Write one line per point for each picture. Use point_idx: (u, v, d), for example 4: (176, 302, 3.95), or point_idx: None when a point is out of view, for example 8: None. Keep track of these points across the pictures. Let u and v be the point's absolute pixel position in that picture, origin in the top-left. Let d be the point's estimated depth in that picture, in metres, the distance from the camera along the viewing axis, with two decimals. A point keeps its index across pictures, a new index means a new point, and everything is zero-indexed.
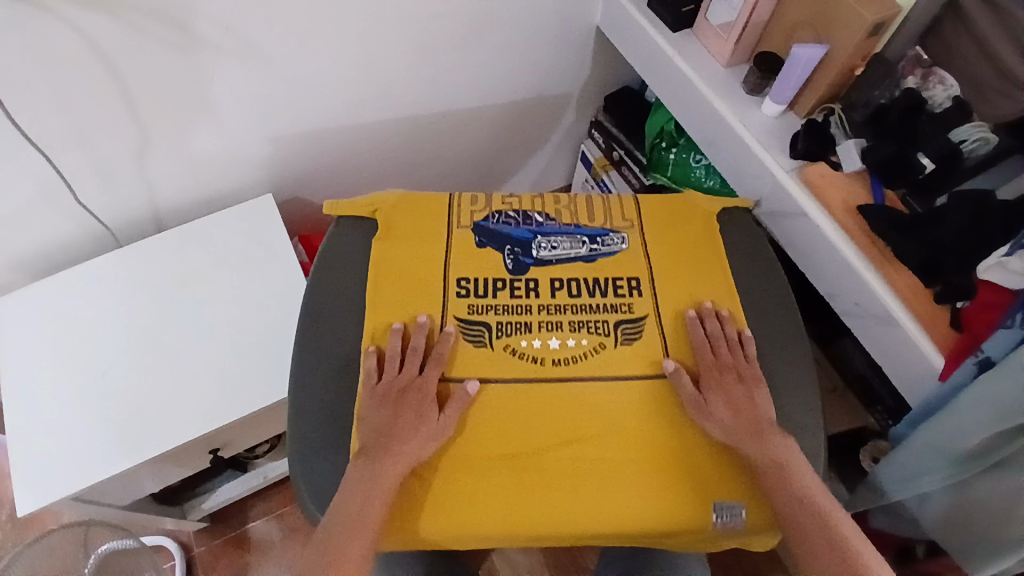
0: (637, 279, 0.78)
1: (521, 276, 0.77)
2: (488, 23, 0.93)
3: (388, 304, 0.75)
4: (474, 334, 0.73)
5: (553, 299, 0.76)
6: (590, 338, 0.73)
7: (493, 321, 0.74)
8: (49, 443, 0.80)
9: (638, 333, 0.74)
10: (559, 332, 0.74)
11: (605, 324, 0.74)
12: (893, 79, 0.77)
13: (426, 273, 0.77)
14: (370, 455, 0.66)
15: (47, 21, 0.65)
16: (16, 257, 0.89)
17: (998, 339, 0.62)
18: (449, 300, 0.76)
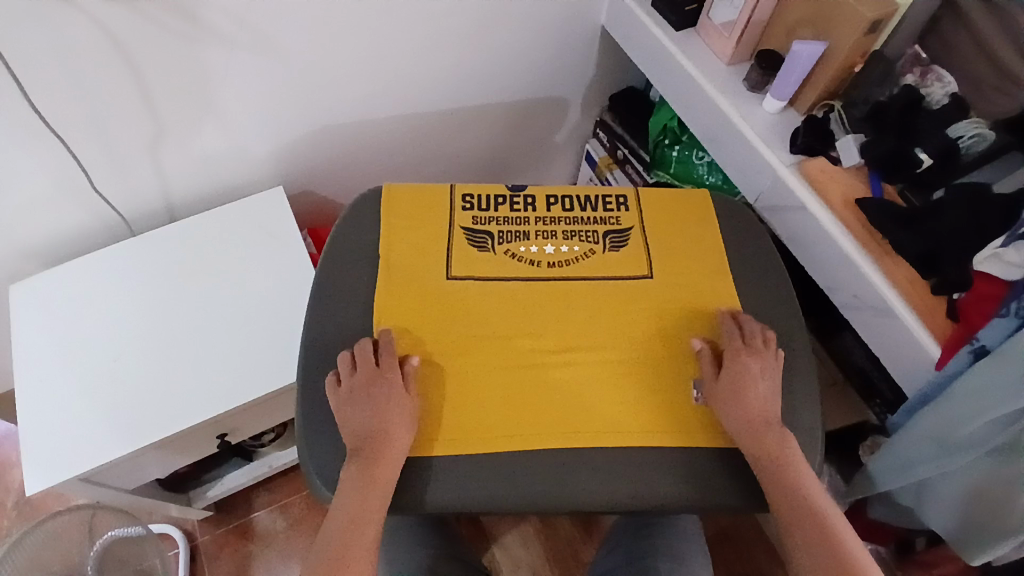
0: (624, 199, 0.85)
1: (520, 193, 0.84)
2: (496, 21, 0.95)
3: (400, 229, 0.81)
4: (478, 240, 0.80)
5: (549, 212, 0.82)
6: (581, 245, 0.80)
7: (495, 230, 0.81)
8: (61, 423, 0.81)
9: (625, 242, 0.81)
10: (554, 240, 0.81)
11: (595, 234, 0.81)
12: (892, 79, 0.79)
13: (432, 190, 0.84)
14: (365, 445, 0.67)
15: (68, 12, 0.67)
16: (32, 244, 0.91)
17: (994, 327, 0.63)
18: (455, 211, 0.82)
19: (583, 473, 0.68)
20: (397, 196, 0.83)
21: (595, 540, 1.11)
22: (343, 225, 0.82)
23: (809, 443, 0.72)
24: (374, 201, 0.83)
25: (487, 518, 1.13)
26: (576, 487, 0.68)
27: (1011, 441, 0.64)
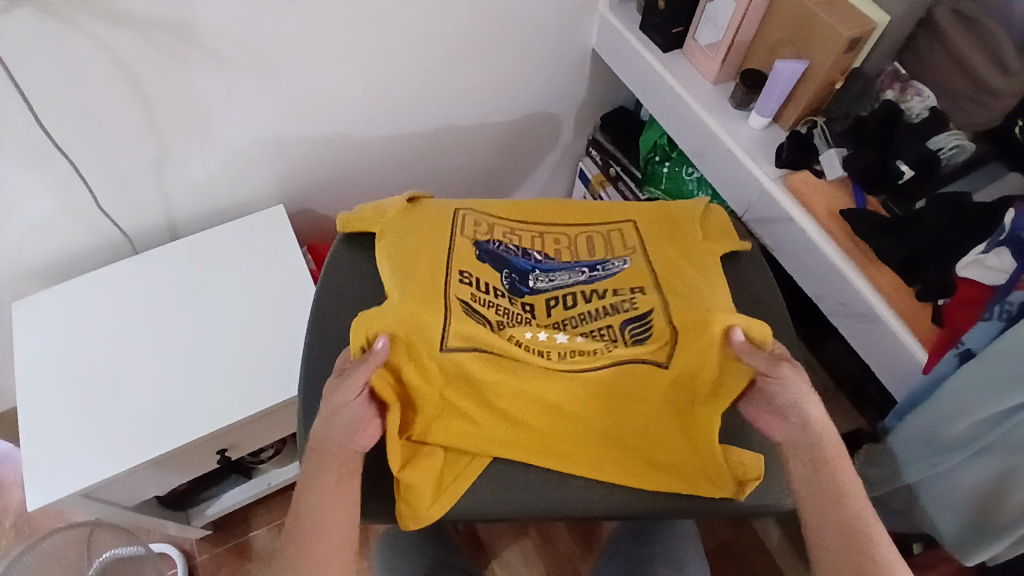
0: (641, 287, 0.73)
1: (516, 300, 0.72)
2: (489, 44, 0.99)
3: (393, 304, 0.67)
4: (479, 317, 0.69)
5: (550, 318, 0.72)
6: (588, 340, 0.70)
7: (494, 316, 0.70)
8: (63, 437, 0.82)
9: (647, 330, 0.70)
10: (563, 330, 0.71)
11: (610, 329, 0.71)
12: (871, 94, 0.85)
13: (429, 247, 0.73)
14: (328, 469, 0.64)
15: (76, 34, 0.70)
16: (36, 263, 0.93)
17: (979, 330, 0.66)
18: (450, 284, 0.70)
19: (574, 488, 0.69)
20: (391, 230, 0.77)
21: (594, 553, 1.11)
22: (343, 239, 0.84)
23: None
24: None
25: (487, 533, 1.13)
26: (568, 498, 0.69)
27: (999, 441, 0.66)
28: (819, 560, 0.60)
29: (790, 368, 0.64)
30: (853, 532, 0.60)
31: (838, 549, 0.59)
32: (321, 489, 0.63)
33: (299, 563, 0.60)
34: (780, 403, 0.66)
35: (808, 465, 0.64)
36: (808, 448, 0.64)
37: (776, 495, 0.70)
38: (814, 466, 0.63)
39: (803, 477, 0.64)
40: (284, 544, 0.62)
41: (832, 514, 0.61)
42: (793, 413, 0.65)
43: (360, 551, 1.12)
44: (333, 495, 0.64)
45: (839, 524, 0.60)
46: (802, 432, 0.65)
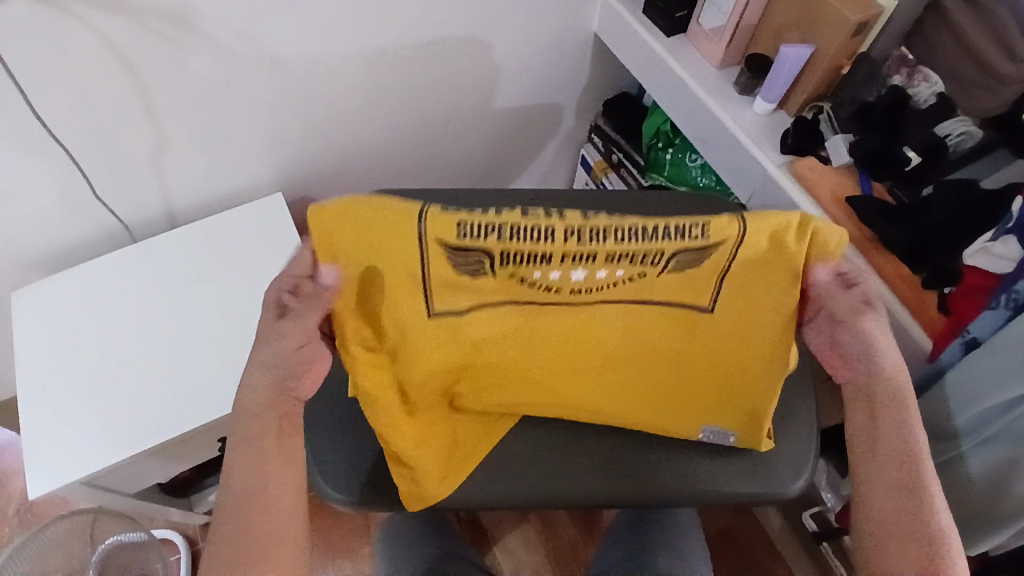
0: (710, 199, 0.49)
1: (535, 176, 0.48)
2: (488, 30, 0.97)
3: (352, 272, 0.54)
4: (469, 265, 0.52)
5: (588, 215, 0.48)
6: (627, 270, 0.52)
7: (496, 252, 0.49)
8: (63, 428, 0.82)
9: (696, 263, 0.52)
10: (588, 264, 0.51)
11: (658, 257, 0.50)
12: (879, 79, 0.80)
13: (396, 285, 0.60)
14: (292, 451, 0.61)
15: (72, 23, 0.69)
16: (35, 252, 0.92)
17: (985, 319, 0.65)
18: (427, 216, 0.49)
19: (576, 478, 0.69)
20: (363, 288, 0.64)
21: (595, 540, 1.12)
22: None
23: (802, 436, 0.72)
24: None
25: (488, 520, 1.14)
26: (570, 487, 0.69)
27: (1004, 430, 0.66)
28: (868, 512, 0.59)
29: (873, 322, 0.60)
30: (911, 491, 0.58)
31: (894, 507, 0.58)
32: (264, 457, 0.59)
33: (248, 542, 0.56)
34: (852, 352, 0.62)
35: (868, 415, 0.62)
36: (869, 398, 0.62)
37: (778, 484, 0.70)
38: (875, 425, 0.61)
39: (862, 430, 0.62)
40: (221, 523, 0.57)
41: (891, 468, 0.59)
42: (863, 361, 0.62)
43: (361, 539, 1.12)
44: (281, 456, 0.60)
45: (898, 480, 0.59)
46: (874, 379, 0.62)
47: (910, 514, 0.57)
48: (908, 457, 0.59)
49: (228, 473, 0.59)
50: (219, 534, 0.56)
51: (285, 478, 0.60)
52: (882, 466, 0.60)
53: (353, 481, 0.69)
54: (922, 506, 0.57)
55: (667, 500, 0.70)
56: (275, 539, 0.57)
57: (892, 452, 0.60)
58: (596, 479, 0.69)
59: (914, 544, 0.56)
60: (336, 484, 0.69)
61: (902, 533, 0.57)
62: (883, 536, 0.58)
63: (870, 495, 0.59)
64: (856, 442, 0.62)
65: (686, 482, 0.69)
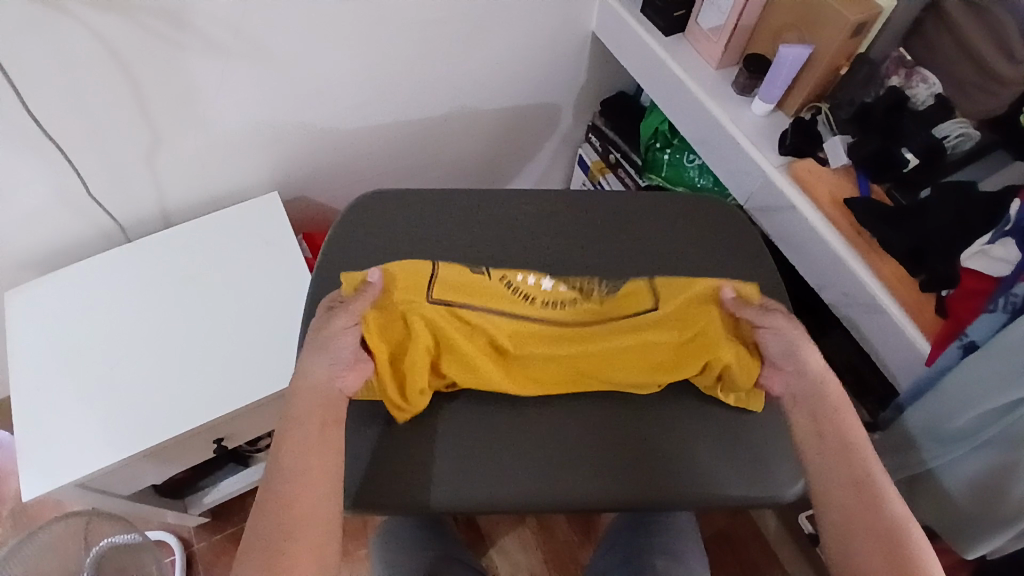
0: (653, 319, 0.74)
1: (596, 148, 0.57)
2: (486, 29, 0.97)
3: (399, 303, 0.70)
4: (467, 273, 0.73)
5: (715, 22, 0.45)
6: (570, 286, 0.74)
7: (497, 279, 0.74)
8: (56, 430, 0.81)
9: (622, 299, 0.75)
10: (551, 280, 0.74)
11: None
12: (876, 80, 0.81)
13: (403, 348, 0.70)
14: (323, 434, 0.63)
15: (68, 21, 0.68)
16: (28, 252, 0.91)
17: (982, 322, 0.64)
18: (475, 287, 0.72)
19: (572, 480, 0.69)
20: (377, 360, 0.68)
21: (592, 542, 1.12)
22: (337, 229, 0.82)
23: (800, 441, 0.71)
24: (369, 207, 0.84)
25: (485, 522, 1.14)
26: (568, 491, 0.68)
27: (1002, 434, 0.66)
28: (830, 512, 0.59)
29: (783, 319, 0.71)
30: (863, 488, 0.59)
31: (850, 502, 0.59)
32: (299, 443, 0.61)
33: (287, 522, 0.57)
34: (778, 355, 0.70)
35: (812, 422, 0.65)
36: (814, 405, 0.65)
37: (775, 488, 0.69)
38: (822, 430, 0.64)
39: (808, 434, 0.65)
40: (262, 504, 0.58)
41: (844, 467, 0.61)
42: (790, 364, 0.69)
43: (358, 539, 1.12)
44: (312, 446, 0.62)
45: (850, 476, 0.60)
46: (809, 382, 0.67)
47: (868, 507, 0.58)
48: (857, 455, 0.61)
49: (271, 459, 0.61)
50: (260, 516, 0.58)
51: (325, 463, 0.61)
52: (832, 464, 0.61)
53: (349, 483, 0.68)
54: (875, 501, 0.58)
55: (662, 504, 0.69)
56: (316, 523, 0.58)
57: (841, 450, 0.62)
58: (594, 484, 0.68)
59: (877, 534, 0.56)
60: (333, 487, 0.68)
61: (865, 525, 0.57)
62: (846, 527, 0.58)
63: (824, 494, 0.60)
64: (803, 445, 0.64)
65: (678, 476, 0.69)
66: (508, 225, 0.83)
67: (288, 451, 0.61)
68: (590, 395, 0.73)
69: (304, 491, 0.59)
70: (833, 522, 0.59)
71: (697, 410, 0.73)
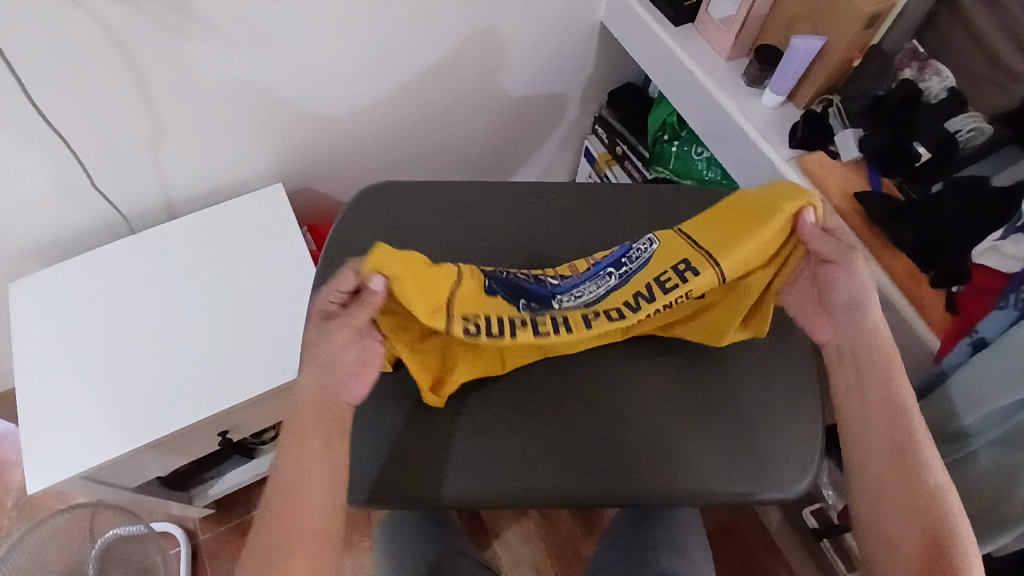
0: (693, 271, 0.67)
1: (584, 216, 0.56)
2: (492, 18, 0.96)
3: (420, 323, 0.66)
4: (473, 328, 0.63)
5: None
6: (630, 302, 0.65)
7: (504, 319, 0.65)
8: (60, 422, 0.81)
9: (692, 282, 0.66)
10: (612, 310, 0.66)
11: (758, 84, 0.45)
12: (889, 72, 0.80)
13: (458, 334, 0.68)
14: (327, 442, 0.62)
15: (69, 7, 0.68)
16: (31, 242, 0.91)
17: (992, 319, 0.64)
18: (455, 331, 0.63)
19: (570, 470, 0.68)
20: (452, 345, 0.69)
21: (595, 534, 1.12)
22: (344, 222, 0.82)
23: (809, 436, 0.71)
24: (376, 199, 0.83)
25: (488, 515, 1.14)
26: (574, 488, 0.68)
27: (1011, 432, 0.66)
28: (866, 475, 0.60)
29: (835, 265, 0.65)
30: (904, 453, 0.59)
31: (891, 470, 0.58)
32: (302, 454, 0.61)
33: (281, 538, 0.57)
34: (838, 302, 0.66)
35: (856, 378, 0.64)
36: (856, 360, 0.64)
37: (782, 485, 0.69)
38: (882, 395, 0.62)
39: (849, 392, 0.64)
40: (261, 516, 0.59)
41: (889, 436, 0.60)
42: (846, 314, 0.66)
43: (361, 531, 1.13)
44: (313, 459, 0.61)
45: (890, 440, 0.60)
46: (867, 329, 0.64)
47: (907, 471, 0.58)
48: (907, 423, 0.60)
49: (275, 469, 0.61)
50: (258, 528, 0.58)
51: (322, 476, 0.60)
52: (871, 425, 0.61)
53: (353, 477, 0.67)
54: (917, 471, 0.58)
55: (667, 498, 0.68)
56: (305, 507, 0.59)
57: (881, 412, 0.61)
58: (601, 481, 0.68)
59: (912, 502, 0.57)
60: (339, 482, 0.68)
61: (900, 494, 0.57)
62: (881, 493, 0.58)
63: (864, 461, 0.60)
64: (841, 402, 0.64)
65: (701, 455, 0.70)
66: (517, 219, 0.82)
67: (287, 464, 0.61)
68: (599, 389, 0.73)
69: (295, 506, 0.59)
70: (867, 486, 0.59)
71: (704, 406, 0.72)
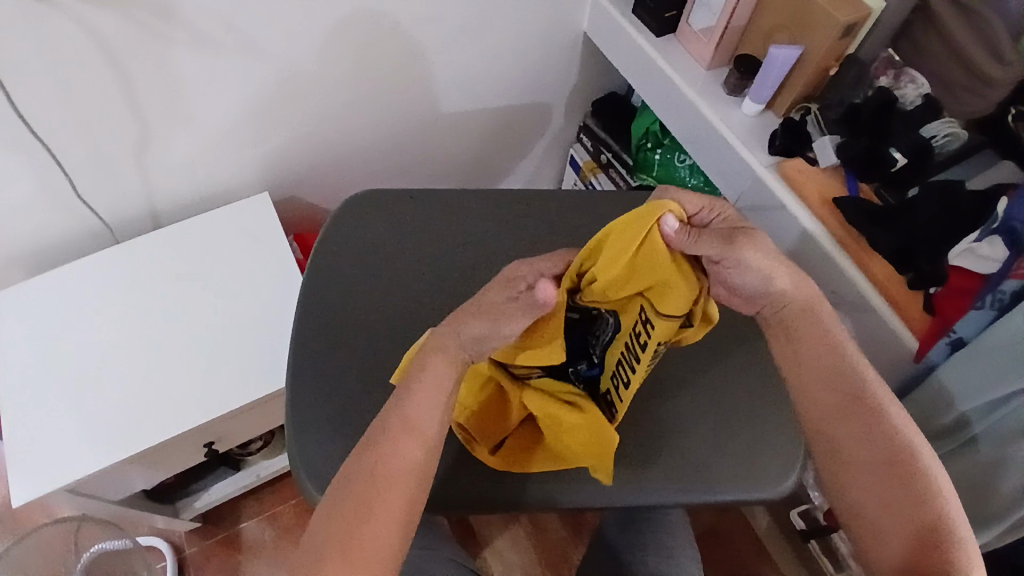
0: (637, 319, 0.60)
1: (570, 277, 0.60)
2: (478, 28, 0.97)
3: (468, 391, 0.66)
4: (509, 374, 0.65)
5: None
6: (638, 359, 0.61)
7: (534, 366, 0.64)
8: (45, 433, 0.80)
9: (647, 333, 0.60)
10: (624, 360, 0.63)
11: None
12: (866, 81, 0.82)
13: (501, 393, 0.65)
14: (369, 446, 0.56)
15: (56, 14, 0.68)
16: (14, 252, 0.90)
17: (971, 319, 0.67)
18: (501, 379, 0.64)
19: (571, 481, 0.69)
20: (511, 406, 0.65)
21: (584, 540, 1.12)
22: (330, 229, 0.82)
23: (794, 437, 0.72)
24: (362, 206, 0.83)
25: (477, 522, 1.13)
26: (562, 491, 0.68)
27: (991, 429, 0.67)
28: (865, 503, 0.55)
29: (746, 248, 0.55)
30: (898, 474, 0.54)
31: (886, 495, 0.54)
32: (358, 456, 0.56)
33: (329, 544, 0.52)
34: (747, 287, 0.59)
35: (832, 397, 0.58)
36: (831, 379, 0.59)
37: (768, 486, 0.69)
38: (848, 402, 0.58)
39: (826, 413, 0.58)
40: (323, 520, 0.53)
41: (869, 447, 0.56)
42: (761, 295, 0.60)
43: None
44: (370, 450, 0.55)
45: (880, 462, 0.55)
46: (811, 325, 0.60)
47: (905, 494, 0.53)
48: (884, 429, 0.56)
49: (342, 476, 0.55)
50: (319, 529, 0.53)
51: (377, 473, 0.54)
52: (854, 446, 0.56)
53: None
54: (914, 493, 0.53)
55: (660, 501, 0.68)
56: (399, 481, 0.54)
57: (863, 431, 0.56)
58: (588, 486, 0.68)
59: (915, 527, 0.52)
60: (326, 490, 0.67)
61: (899, 520, 0.53)
62: (881, 521, 0.54)
63: (849, 479, 0.56)
64: (817, 423, 0.59)
65: (693, 464, 0.70)
66: (503, 225, 0.83)
67: (350, 469, 0.55)
68: None
69: (358, 510, 0.53)
70: (865, 514, 0.55)
71: (691, 409, 0.73)
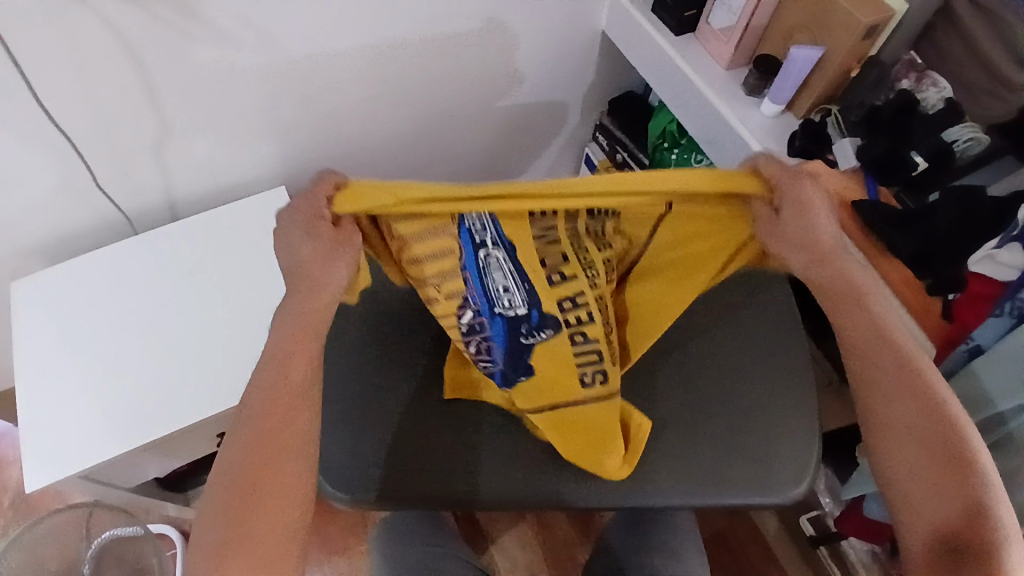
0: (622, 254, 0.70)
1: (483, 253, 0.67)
2: (497, 25, 0.97)
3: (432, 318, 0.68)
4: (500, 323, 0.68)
5: None
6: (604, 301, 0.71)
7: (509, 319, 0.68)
8: (60, 421, 0.81)
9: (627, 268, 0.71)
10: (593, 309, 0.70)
11: None
12: (887, 83, 0.81)
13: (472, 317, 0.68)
14: (239, 428, 0.60)
15: (78, 8, 0.68)
16: (33, 241, 0.91)
17: (989, 326, 0.65)
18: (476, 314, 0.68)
19: (579, 480, 0.68)
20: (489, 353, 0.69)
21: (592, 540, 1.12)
22: None
23: (807, 441, 0.71)
24: None
25: (485, 519, 1.14)
26: (572, 491, 0.68)
27: (1006, 440, 0.66)
28: (905, 469, 0.57)
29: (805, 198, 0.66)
30: (946, 441, 0.56)
31: (929, 462, 0.56)
32: (232, 442, 0.59)
33: (242, 512, 0.56)
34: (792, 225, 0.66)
35: (889, 367, 0.61)
36: (883, 349, 0.61)
37: (780, 488, 0.69)
38: (904, 370, 0.60)
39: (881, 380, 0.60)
40: (220, 501, 0.57)
41: (915, 419, 0.58)
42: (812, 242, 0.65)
43: (359, 534, 1.13)
44: (256, 424, 0.60)
45: (929, 430, 0.57)
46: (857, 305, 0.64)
47: (952, 463, 0.55)
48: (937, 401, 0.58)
49: (222, 459, 0.59)
50: (217, 508, 0.57)
51: (271, 448, 0.59)
52: (904, 413, 0.58)
53: (351, 478, 0.67)
54: (961, 462, 0.55)
55: (667, 501, 0.68)
56: (291, 448, 0.59)
57: (915, 398, 0.59)
58: (597, 486, 0.68)
59: (955, 494, 0.54)
60: (334, 483, 0.67)
61: (941, 486, 0.55)
62: (921, 486, 0.56)
63: (889, 448, 0.58)
64: (869, 387, 0.61)
65: (704, 463, 0.70)
66: None
67: (233, 450, 0.59)
68: None
69: (257, 479, 0.58)
70: (906, 479, 0.57)
71: (702, 410, 0.73)
